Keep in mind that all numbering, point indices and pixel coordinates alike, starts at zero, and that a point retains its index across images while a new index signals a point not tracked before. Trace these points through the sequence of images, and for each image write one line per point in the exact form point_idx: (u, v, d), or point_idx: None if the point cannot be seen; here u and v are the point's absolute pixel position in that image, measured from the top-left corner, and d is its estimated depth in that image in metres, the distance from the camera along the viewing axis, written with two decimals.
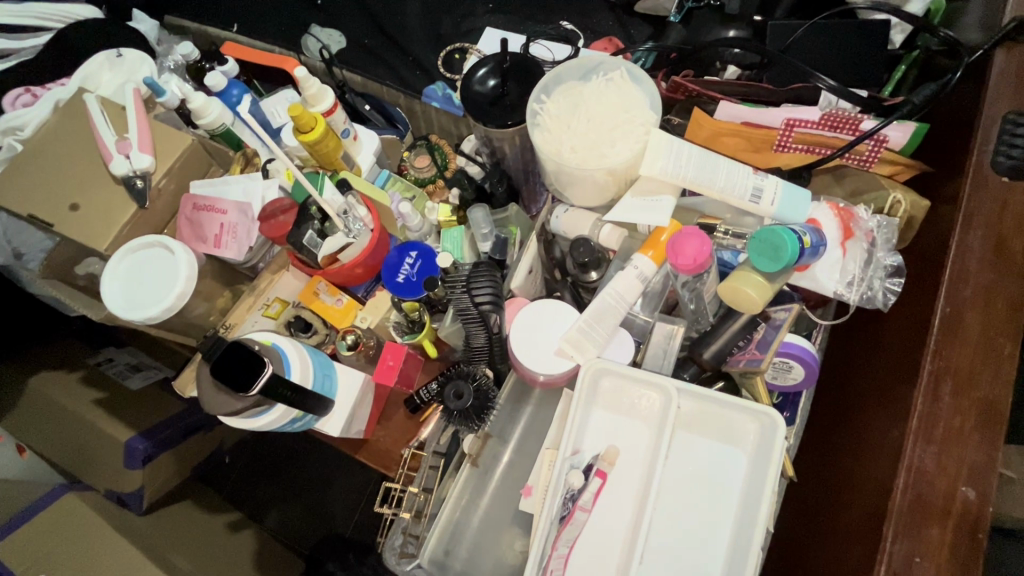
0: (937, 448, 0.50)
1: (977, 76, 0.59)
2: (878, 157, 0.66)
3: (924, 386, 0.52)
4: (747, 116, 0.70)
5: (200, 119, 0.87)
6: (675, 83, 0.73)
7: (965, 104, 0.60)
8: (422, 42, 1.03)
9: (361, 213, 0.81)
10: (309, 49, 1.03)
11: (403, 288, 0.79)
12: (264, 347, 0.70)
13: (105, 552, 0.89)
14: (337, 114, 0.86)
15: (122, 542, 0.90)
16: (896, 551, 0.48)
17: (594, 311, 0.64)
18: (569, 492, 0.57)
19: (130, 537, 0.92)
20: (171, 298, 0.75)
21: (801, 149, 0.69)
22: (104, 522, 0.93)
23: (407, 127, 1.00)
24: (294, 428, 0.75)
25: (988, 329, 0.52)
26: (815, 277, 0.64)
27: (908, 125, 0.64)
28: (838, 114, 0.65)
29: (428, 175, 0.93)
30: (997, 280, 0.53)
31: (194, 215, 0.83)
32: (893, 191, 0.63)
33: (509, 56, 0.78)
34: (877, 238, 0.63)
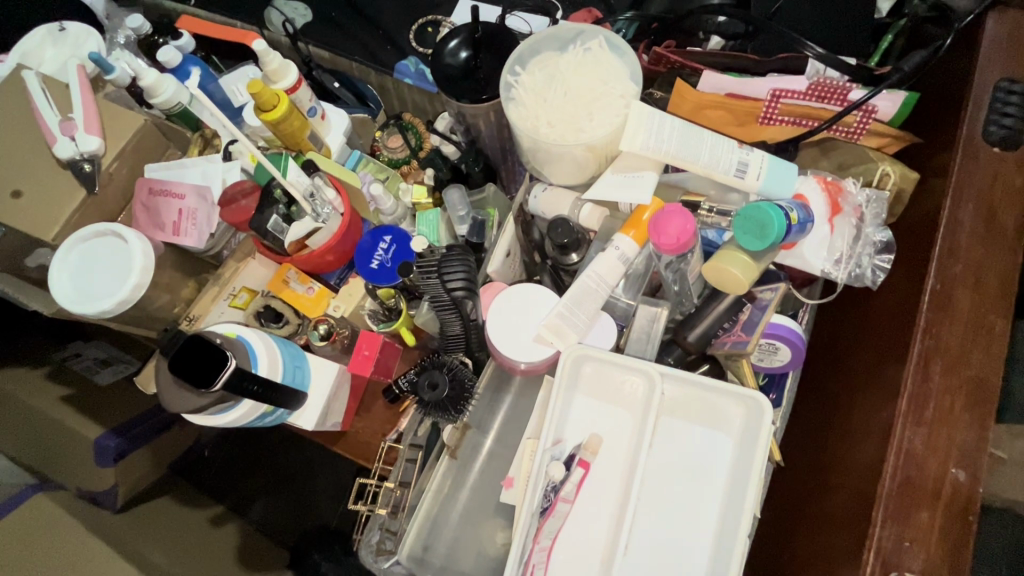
0: (926, 429, 0.49)
1: (967, 43, 0.57)
2: (867, 129, 0.63)
3: (913, 365, 0.50)
4: (731, 87, 0.67)
5: (153, 98, 0.80)
6: (656, 54, 0.70)
7: (954, 73, 0.58)
8: (393, 14, 0.98)
9: (329, 196, 0.77)
10: (271, 23, 0.96)
11: (377, 275, 0.76)
12: (228, 339, 0.66)
13: (58, 539, 0.84)
14: (302, 91, 0.81)
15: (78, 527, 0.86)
16: (885, 536, 0.47)
17: (574, 294, 0.61)
18: (550, 483, 0.54)
19: (87, 524, 0.88)
20: (127, 290, 0.70)
21: (787, 121, 0.66)
22: (60, 509, 0.88)
23: (379, 105, 0.95)
24: (264, 423, 0.72)
25: (978, 305, 0.50)
26: (801, 255, 0.62)
27: (898, 94, 0.61)
28: (826, 83, 0.62)
29: (402, 156, 0.89)
30: (986, 254, 0.51)
31: (150, 201, 0.78)
32: (882, 163, 0.61)
33: (480, 25, 0.74)
34: (865, 214, 0.61)
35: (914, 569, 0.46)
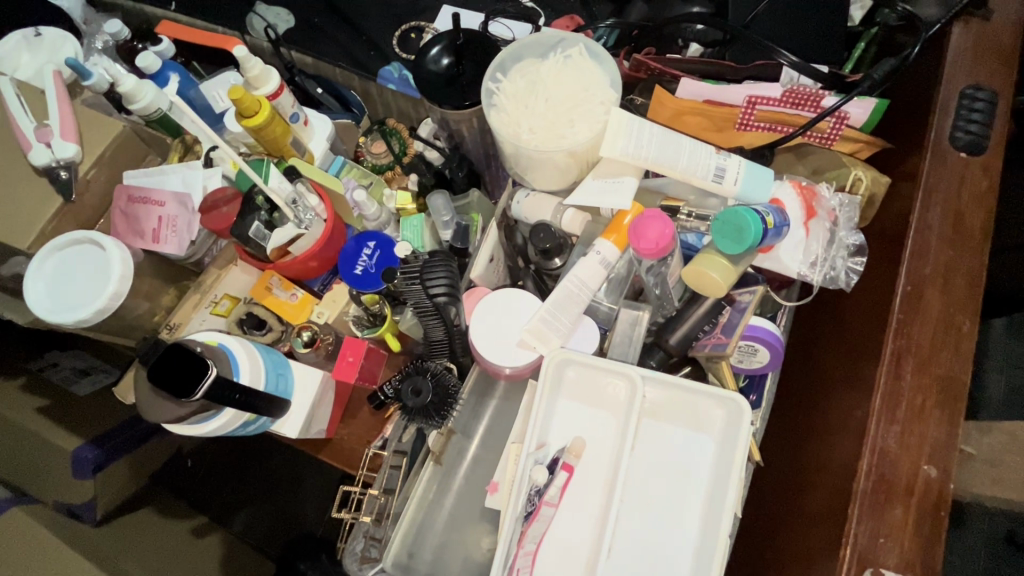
0: (899, 427, 0.50)
1: (934, 51, 0.59)
2: (840, 134, 0.65)
3: (886, 365, 0.51)
4: (709, 94, 0.68)
5: (131, 103, 0.79)
6: (637, 61, 0.71)
7: (922, 81, 0.60)
8: (377, 20, 0.99)
9: (312, 202, 0.77)
10: (255, 29, 0.97)
11: (361, 280, 0.76)
12: (208, 347, 0.66)
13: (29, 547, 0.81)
14: (284, 98, 0.81)
15: (46, 534, 0.83)
16: (860, 534, 0.48)
17: (555, 298, 0.61)
18: (534, 487, 0.55)
19: (54, 531, 0.85)
20: (104, 299, 0.69)
21: (763, 127, 0.67)
22: (26, 517, 0.85)
23: (363, 110, 0.94)
24: (247, 432, 0.72)
25: (948, 305, 0.52)
26: (778, 258, 0.64)
27: (869, 101, 0.63)
28: (799, 91, 0.64)
29: (386, 162, 0.89)
30: (954, 256, 0.53)
31: (129, 209, 0.77)
32: (854, 168, 0.63)
33: (462, 33, 0.75)
34: (838, 218, 0.62)
35: (889, 566, 0.47)
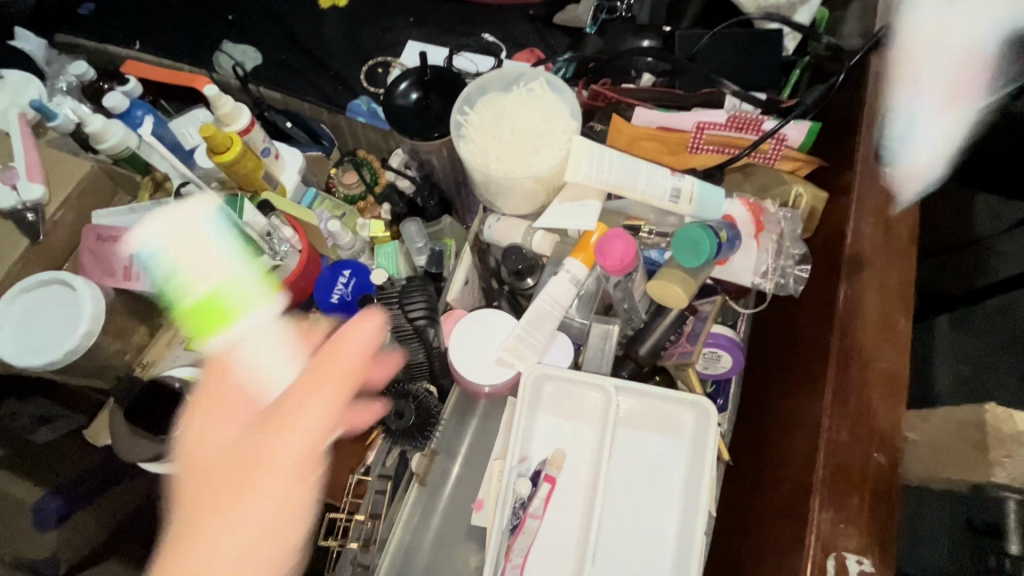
0: (851, 419, 0.54)
1: (857, 77, 0.66)
2: (780, 154, 0.71)
3: (835, 362, 0.56)
4: (662, 121, 0.73)
5: (99, 143, 0.80)
6: (594, 92, 0.76)
7: (849, 104, 0.67)
8: (345, 56, 1.03)
9: (286, 234, 0.78)
10: (221, 66, 1.00)
11: (337, 309, 0.77)
12: (187, 383, 0.65)
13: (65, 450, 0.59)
14: (255, 133, 0.83)
15: None
16: (823, 521, 0.51)
17: (531, 316, 0.64)
18: (518, 500, 0.57)
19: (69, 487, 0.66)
20: (76, 339, 0.68)
21: (712, 149, 0.73)
22: None
23: (333, 143, 0.96)
24: None
25: (887, 306, 0.57)
26: (731, 269, 0.69)
27: (804, 124, 0.69)
28: (741, 116, 0.70)
29: (358, 192, 0.91)
30: (888, 261, 0.58)
31: (98, 247, 0.76)
32: (794, 185, 0.68)
33: (429, 68, 0.78)
34: (784, 230, 0.68)
35: (851, 549, 0.50)
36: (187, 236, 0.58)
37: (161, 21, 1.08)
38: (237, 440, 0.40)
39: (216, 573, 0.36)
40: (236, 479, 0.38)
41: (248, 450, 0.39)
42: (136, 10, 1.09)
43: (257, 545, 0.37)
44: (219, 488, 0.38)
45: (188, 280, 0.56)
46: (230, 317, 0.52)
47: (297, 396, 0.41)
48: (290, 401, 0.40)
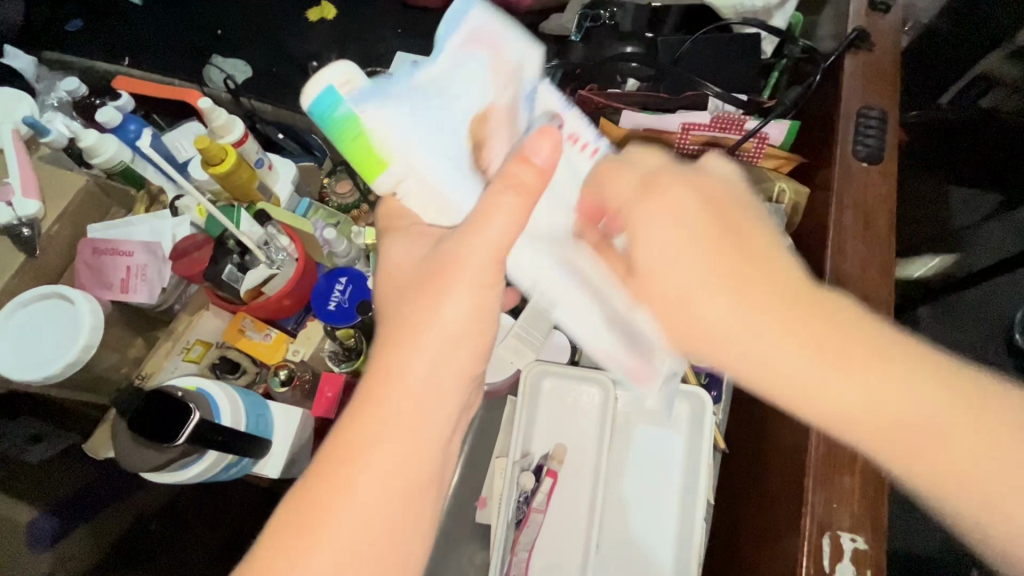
0: None
1: (833, 77, 0.69)
2: (763, 153, 0.74)
3: None
4: (650, 124, 0.76)
5: (93, 157, 0.80)
6: (582, 97, 0.78)
7: (826, 103, 0.70)
8: (334, 67, 1.04)
9: (283, 243, 0.79)
10: (212, 80, 1.01)
11: (335, 316, 0.78)
12: (189, 392, 0.66)
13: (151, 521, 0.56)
14: (249, 144, 0.84)
15: None
16: (816, 503, 0.53)
17: (527, 316, 0.68)
18: (522, 493, 0.59)
19: None
20: (75, 352, 0.68)
21: (697, 150, 0.76)
22: None
23: (325, 152, 0.97)
24: (230, 475, 0.72)
25: (870, 294, 0.59)
26: None
27: (784, 123, 0.73)
28: (725, 116, 0.73)
29: (351, 201, 0.90)
30: (868, 251, 0.61)
31: (95, 261, 0.77)
32: (777, 180, 0.71)
33: None
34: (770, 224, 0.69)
35: (844, 527, 0.52)
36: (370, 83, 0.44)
37: (149, 36, 1.09)
38: (415, 278, 0.46)
39: (423, 365, 0.43)
40: (417, 315, 0.44)
41: (430, 285, 0.44)
42: (124, 27, 1.09)
43: (456, 345, 0.44)
44: (403, 325, 0.44)
45: (364, 117, 0.43)
46: (377, 165, 0.45)
47: (483, 207, 0.43)
48: (478, 215, 0.43)
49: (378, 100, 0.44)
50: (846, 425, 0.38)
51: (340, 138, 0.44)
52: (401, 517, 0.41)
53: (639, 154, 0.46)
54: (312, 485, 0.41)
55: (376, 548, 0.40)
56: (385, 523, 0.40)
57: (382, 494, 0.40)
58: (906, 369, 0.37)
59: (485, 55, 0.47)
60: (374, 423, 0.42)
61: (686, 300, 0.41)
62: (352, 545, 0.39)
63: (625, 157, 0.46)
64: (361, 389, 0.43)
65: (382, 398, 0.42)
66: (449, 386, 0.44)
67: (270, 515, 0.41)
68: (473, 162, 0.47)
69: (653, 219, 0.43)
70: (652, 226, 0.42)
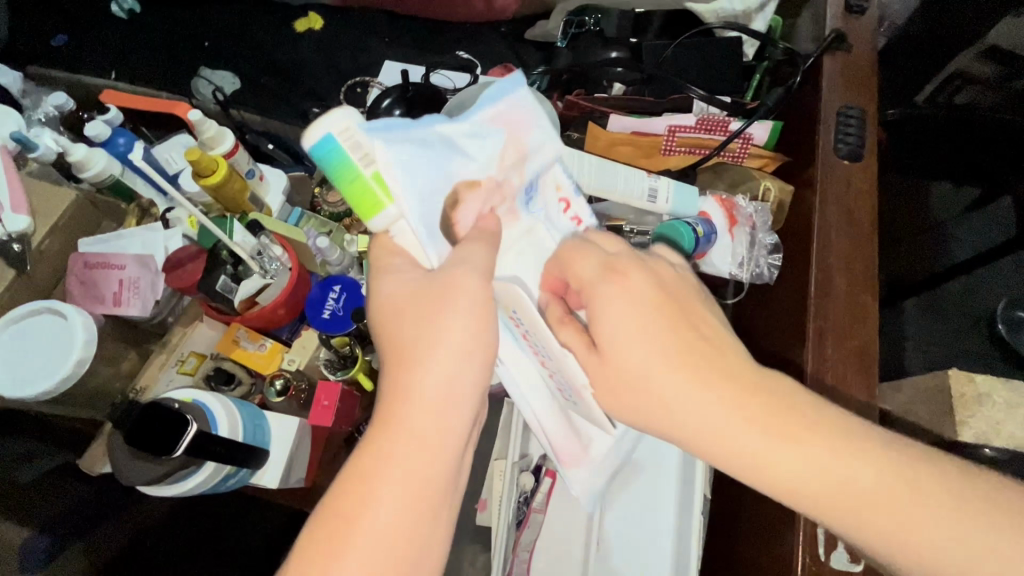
0: (829, 395, 0.57)
1: (813, 78, 0.71)
2: (748, 152, 0.76)
3: (811, 342, 0.59)
4: (635, 126, 0.78)
5: (82, 172, 0.80)
6: (569, 101, 0.80)
7: (807, 103, 0.72)
8: (323, 76, 1.05)
9: (276, 252, 0.79)
10: (201, 92, 1.01)
11: (330, 324, 0.78)
12: (185, 404, 0.66)
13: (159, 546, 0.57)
14: (239, 155, 0.84)
15: None
16: None
17: None
18: (522, 494, 0.61)
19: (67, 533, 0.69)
20: (68, 366, 0.68)
21: (684, 151, 0.78)
22: None
23: (315, 161, 0.97)
24: (227, 487, 0.72)
25: (854, 288, 0.61)
26: (711, 262, 0.71)
27: (767, 124, 0.74)
28: (710, 118, 0.75)
29: (344, 209, 0.91)
30: (852, 246, 0.63)
31: (87, 275, 0.77)
32: (763, 180, 0.72)
33: (411, 85, 0.81)
34: (756, 222, 0.71)
35: None
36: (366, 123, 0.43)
37: (135, 49, 1.09)
38: (417, 294, 0.46)
39: (432, 385, 0.44)
40: (421, 333, 0.45)
41: (434, 302, 0.45)
42: (110, 40, 1.09)
43: (461, 368, 0.44)
44: (412, 344, 0.45)
45: (362, 164, 0.42)
46: (375, 208, 0.44)
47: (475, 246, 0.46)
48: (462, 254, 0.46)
49: (401, 141, 0.43)
50: (786, 491, 0.39)
51: (338, 180, 0.43)
52: (410, 529, 0.42)
53: (602, 239, 0.49)
54: (335, 505, 0.42)
55: (398, 559, 0.41)
56: (407, 536, 0.42)
57: (401, 509, 0.41)
58: (838, 446, 0.38)
59: (502, 133, 0.47)
60: (388, 440, 0.43)
61: (633, 378, 0.43)
62: (369, 558, 0.41)
63: (586, 240, 0.49)
64: (379, 408, 0.44)
65: (396, 416, 0.43)
66: (460, 400, 0.44)
67: (297, 535, 0.42)
68: (444, 227, 0.47)
69: (608, 298, 0.45)
70: (607, 305, 0.44)
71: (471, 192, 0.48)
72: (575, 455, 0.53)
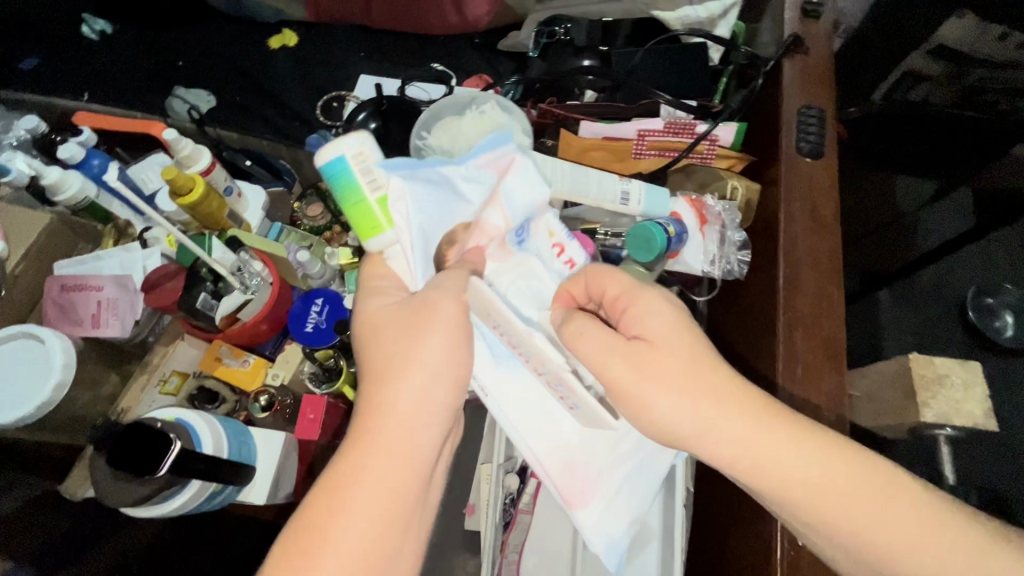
0: (801, 384, 0.59)
1: (774, 80, 0.74)
2: (715, 154, 0.78)
3: (782, 334, 0.61)
4: (607, 132, 0.80)
5: (57, 194, 0.79)
6: (543, 109, 0.82)
7: (769, 105, 0.75)
8: (299, 92, 1.05)
9: (257, 267, 0.78)
10: (176, 111, 1.01)
11: (314, 337, 0.78)
12: (168, 423, 0.66)
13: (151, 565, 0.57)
14: (217, 173, 0.84)
15: None
16: None
17: None
18: (508, 496, 0.62)
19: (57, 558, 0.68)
20: (47, 391, 0.67)
21: (654, 154, 0.80)
22: None
23: (294, 177, 0.98)
24: (213, 505, 0.71)
25: (821, 280, 0.63)
26: (684, 261, 0.73)
27: (732, 125, 0.77)
28: (677, 122, 0.77)
29: (323, 222, 0.92)
30: (817, 239, 0.65)
31: (64, 297, 0.77)
32: (730, 179, 0.74)
33: (385, 99, 0.83)
34: (724, 220, 0.73)
35: None
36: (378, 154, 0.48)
37: (107, 70, 1.08)
38: (397, 316, 0.49)
39: (405, 401, 0.46)
40: (396, 351, 0.47)
41: (412, 323, 0.47)
42: (82, 61, 1.09)
43: (433, 385, 0.47)
44: (386, 363, 0.47)
45: (367, 188, 0.48)
46: (373, 229, 0.49)
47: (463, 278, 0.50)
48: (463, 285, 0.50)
49: (404, 171, 0.49)
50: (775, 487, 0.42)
51: (343, 201, 0.49)
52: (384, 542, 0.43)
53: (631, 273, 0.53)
54: (306, 519, 0.43)
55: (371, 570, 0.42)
56: (379, 548, 0.43)
57: (373, 520, 0.43)
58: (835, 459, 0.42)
59: (492, 179, 0.54)
60: (362, 455, 0.44)
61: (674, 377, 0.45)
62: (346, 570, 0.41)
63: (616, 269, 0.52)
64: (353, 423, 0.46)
65: (370, 431, 0.45)
66: (431, 415, 0.46)
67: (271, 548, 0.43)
68: (434, 257, 0.52)
69: (652, 303, 0.48)
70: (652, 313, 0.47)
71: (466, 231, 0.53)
72: (586, 491, 0.53)
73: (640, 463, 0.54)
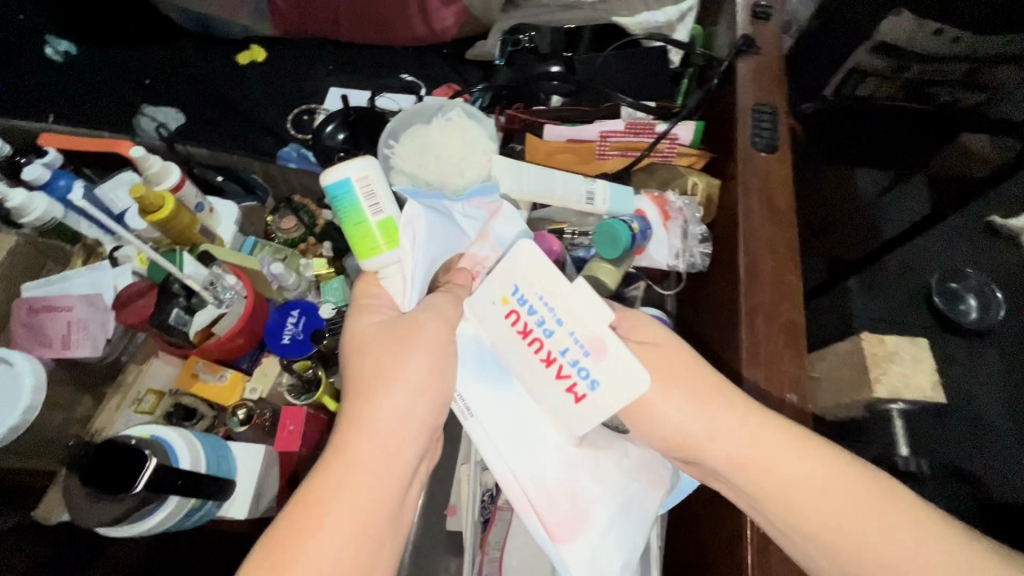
0: (765, 369, 0.61)
1: (728, 80, 0.77)
2: (675, 152, 0.81)
3: (744, 322, 0.63)
4: (570, 134, 0.83)
5: (21, 217, 0.78)
6: (510, 115, 0.85)
7: (725, 103, 0.78)
8: (269, 106, 1.06)
9: (230, 281, 0.78)
10: (143, 129, 1.01)
11: (289, 348, 0.78)
12: (143, 440, 0.65)
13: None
14: (187, 189, 0.84)
15: None
16: None
17: None
18: (487, 493, 0.62)
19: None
20: (17, 414, 0.67)
21: (617, 154, 0.82)
22: None
23: (266, 191, 0.98)
24: (193, 522, 0.70)
25: (779, 268, 0.66)
26: (649, 256, 0.75)
27: (690, 124, 0.81)
28: (637, 122, 0.81)
29: (298, 235, 0.91)
30: (774, 229, 0.68)
31: (33, 320, 0.76)
32: (690, 175, 0.77)
33: (353, 110, 0.84)
34: (686, 215, 0.75)
35: None
36: (383, 181, 0.53)
37: (72, 91, 1.08)
38: (381, 338, 0.50)
39: (386, 423, 0.46)
40: (377, 372, 0.48)
41: (397, 346, 0.49)
42: (45, 82, 1.08)
43: (416, 408, 0.47)
44: (369, 382, 0.48)
45: (371, 212, 0.52)
46: (373, 250, 0.52)
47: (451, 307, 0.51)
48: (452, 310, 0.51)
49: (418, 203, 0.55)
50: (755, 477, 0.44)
51: (347, 222, 0.52)
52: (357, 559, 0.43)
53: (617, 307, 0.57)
54: (281, 533, 0.43)
55: None
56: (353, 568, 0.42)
57: (347, 539, 0.43)
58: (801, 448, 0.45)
59: (485, 217, 0.61)
60: (340, 474, 0.44)
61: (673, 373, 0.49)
62: None
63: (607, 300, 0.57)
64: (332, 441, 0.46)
65: (349, 449, 0.45)
66: (410, 437, 0.47)
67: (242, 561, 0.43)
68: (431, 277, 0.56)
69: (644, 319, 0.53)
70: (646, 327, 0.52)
71: (462, 259, 0.58)
72: (572, 526, 0.52)
73: (625, 491, 0.54)
